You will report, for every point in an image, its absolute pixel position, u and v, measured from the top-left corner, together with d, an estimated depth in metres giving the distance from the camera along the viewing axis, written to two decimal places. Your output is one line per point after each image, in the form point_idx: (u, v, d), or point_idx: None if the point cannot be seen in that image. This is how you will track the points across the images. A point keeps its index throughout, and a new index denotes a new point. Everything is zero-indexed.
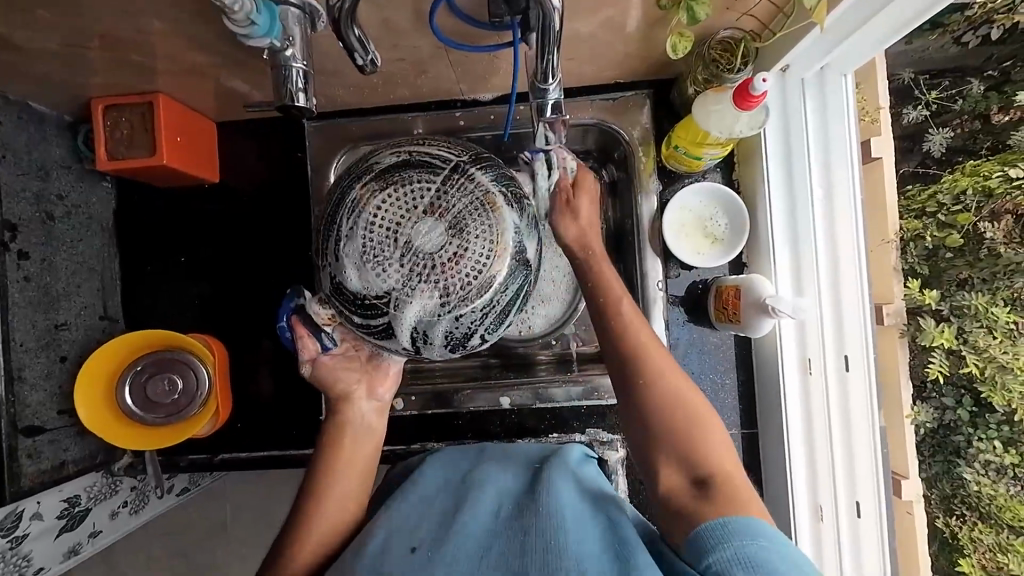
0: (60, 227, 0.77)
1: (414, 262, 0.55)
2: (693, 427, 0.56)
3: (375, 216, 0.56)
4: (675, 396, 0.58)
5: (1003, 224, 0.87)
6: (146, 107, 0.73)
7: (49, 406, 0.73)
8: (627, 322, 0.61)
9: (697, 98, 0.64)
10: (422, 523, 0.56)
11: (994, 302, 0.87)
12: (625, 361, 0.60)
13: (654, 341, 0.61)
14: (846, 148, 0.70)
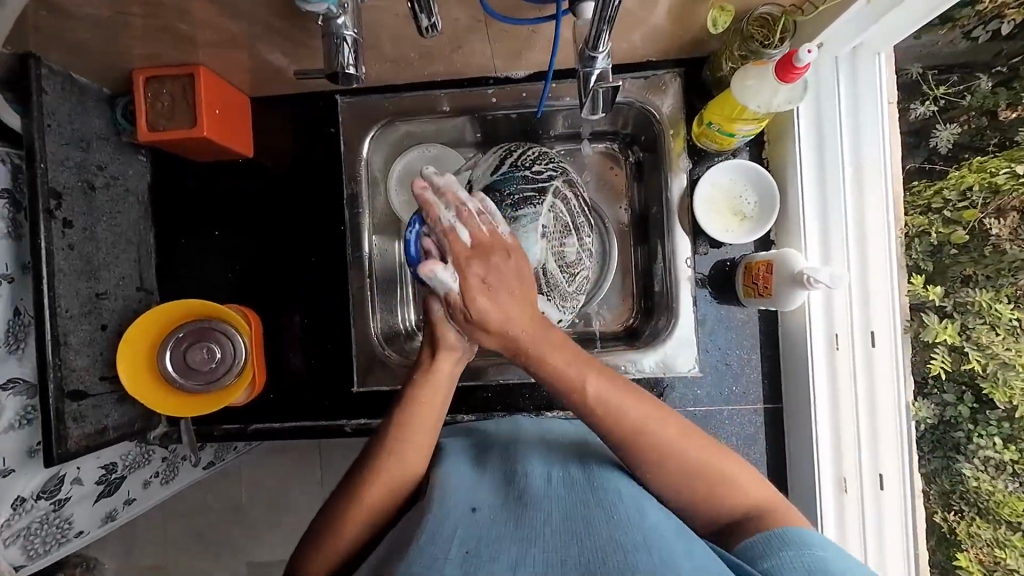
0: (100, 198, 0.78)
1: (563, 257, 0.75)
2: (699, 468, 0.55)
3: (561, 208, 0.76)
4: (667, 439, 0.55)
5: (1008, 221, 0.87)
6: (188, 79, 0.74)
7: (92, 371, 0.75)
8: (610, 407, 0.55)
9: (736, 72, 0.65)
10: (477, 489, 0.57)
11: (997, 299, 0.88)
12: (623, 445, 0.56)
13: (646, 415, 0.55)
14: (879, 124, 0.71)
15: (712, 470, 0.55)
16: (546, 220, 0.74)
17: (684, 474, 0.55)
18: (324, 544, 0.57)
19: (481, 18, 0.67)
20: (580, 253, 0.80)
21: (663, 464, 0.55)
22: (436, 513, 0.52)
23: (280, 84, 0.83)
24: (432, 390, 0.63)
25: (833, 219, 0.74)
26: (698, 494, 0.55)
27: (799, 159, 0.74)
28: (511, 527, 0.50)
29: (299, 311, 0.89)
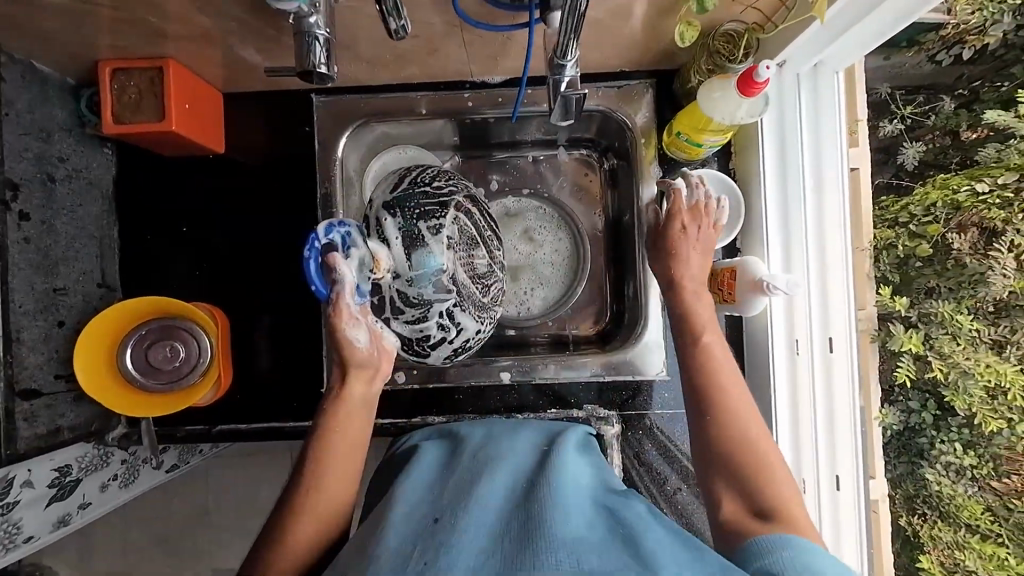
0: (61, 190, 0.76)
1: (473, 276, 0.73)
2: (748, 445, 0.58)
3: (467, 225, 0.73)
4: (739, 404, 0.61)
5: (969, 236, 0.89)
6: (156, 73, 0.73)
7: (46, 369, 0.72)
8: (716, 365, 0.64)
9: (702, 85, 0.67)
10: (439, 495, 0.56)
11: (959, 310, 0.89)
12: (698, 397, 0.63)
13: (740, 396, 0.62)
14: (835, 144, 0.75)
15: (761, 454, 0.58)
16: (451, 232, 0.70)
17: (731, 439, 0.59)
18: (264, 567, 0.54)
19: (457, 23, 0.68)
20: (494, 264, 0.79)
21: (718, 417, 0.60)
22: (389, 525, 0.51)
23: (254, 81, 0.82)
24: (360, 398, 0.64)
25: (794, 228, 0.76)
26: (738, 467, 0.57)
27: (763, 170, 0.77)
28: (463, 524, 0.50)
29: (268, 311, 0.88)
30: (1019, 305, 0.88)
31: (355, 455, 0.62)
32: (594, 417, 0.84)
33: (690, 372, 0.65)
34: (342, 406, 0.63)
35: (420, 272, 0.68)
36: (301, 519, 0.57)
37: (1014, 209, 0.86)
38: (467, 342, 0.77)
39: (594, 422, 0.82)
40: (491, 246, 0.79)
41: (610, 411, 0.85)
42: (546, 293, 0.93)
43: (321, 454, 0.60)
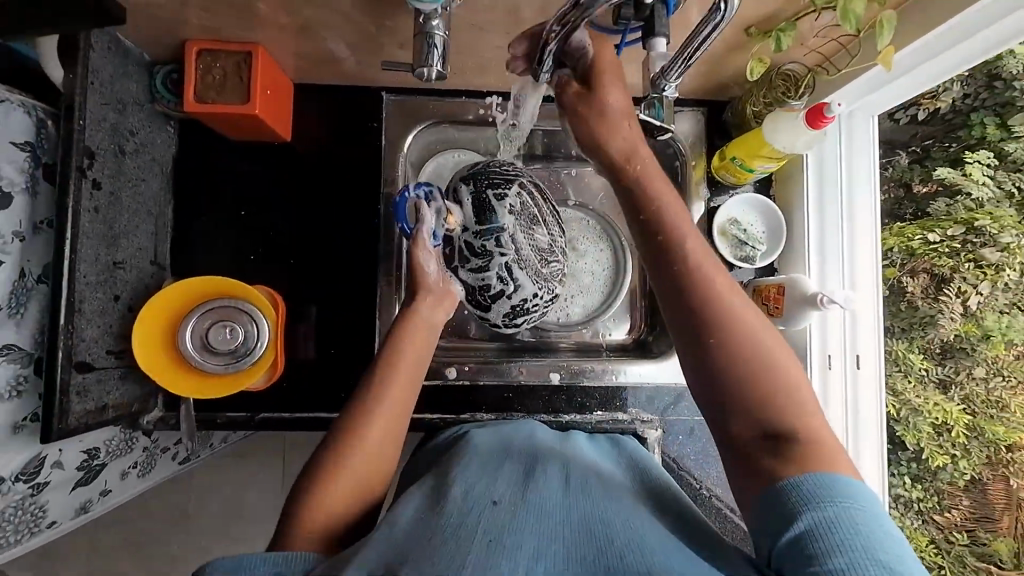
0: (129, 163, 0.75)
1: (532, 244, 0.78)
2: (767, 365, 0.52)
3: (529, 203, 0.78)
4: (754, 324, 0.53)
5: (920, 281, 0.93)
6: (244, 57, 0.74)
7: (100, 344, 0.70)
8: (705, 277, 0.54)
9: (767, 115, 0.74)
10: (497, 483, 0.59)
11: (911, 349, 0.93)
12: (696, 322, 0.54)
13: (744, 308, 0.53)
14: (867, 175, 0.83)
15: (778, 377, 0.51)
16: (514, 203, 0.77)
17: (745, 362, 0.51)
18: (315, 508, 0.55)
19: (548, 38, 0.71)
20: (557, 246, 0.82)
21: (727, 340, 0.52)
22: (456, 508, 0.54)
23: (331, 74, 0.84)
24: (411, 355, 0.66)
25: (830, 252, 0.83)
26: (755, 393, 0.51)
27: (806, 197, 0.84)
28: (534, 512, 0.54)
29: (316, 299, 0.87)
30: (964, 349, 0.94)
31: (403, 411, 0.63)
32: (639, 420, 0.87)
33: (686, 298, 0.54)
34: (397, 362, 0.65)
35: (486, 227, 0.76)
36: (351, 463, 0.58)
37: (963, 257, 0.94)
38: (524, 303, 0.80)
39: (640, 426, 0.85)
40: (557, 230, 0.82)
41: (652, 415, 0.88)
42: (586, 303, 0.95)
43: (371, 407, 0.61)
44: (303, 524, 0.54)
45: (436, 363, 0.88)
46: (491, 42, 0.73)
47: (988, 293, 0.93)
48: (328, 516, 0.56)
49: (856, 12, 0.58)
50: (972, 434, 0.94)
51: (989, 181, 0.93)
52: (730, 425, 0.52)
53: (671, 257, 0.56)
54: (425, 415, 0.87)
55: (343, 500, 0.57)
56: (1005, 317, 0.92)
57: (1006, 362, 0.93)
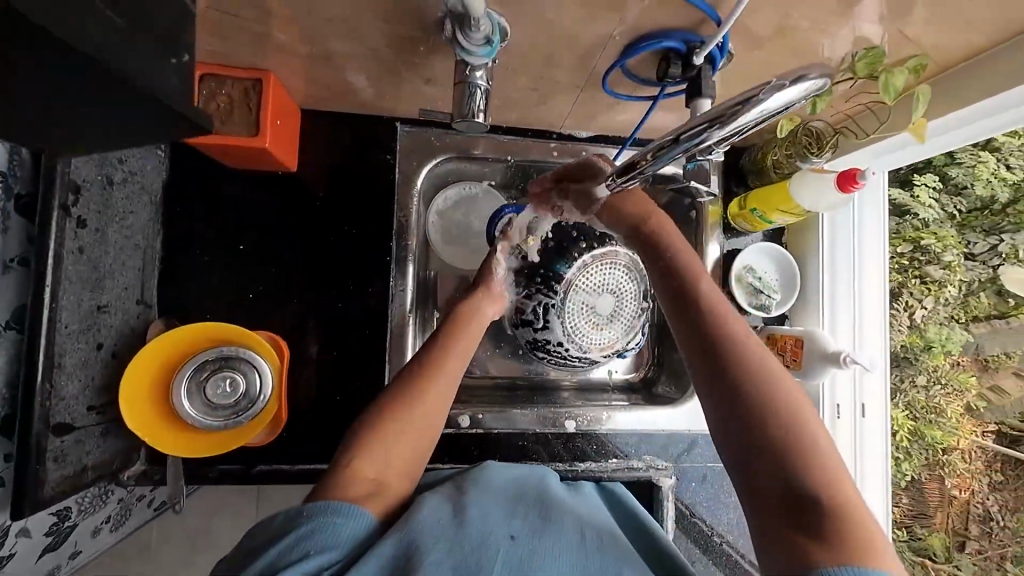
0: (116, 194, 0.67)
1: (586, 302, 0.78)
2: (797, 424, 0.52)
3: (610, 265, 0.79)
4: (786, 386, 0.54)
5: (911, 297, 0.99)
6: (253, 85, 0.68)
7: (80, 401, 0.62)
8: (730, 330, 0.59)
9: (796, 174, 0.75)
10: (513, 521, 0.58)
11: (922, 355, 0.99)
12: (721, 366, 0.56)
13: (768, 363, 0.56)
14: (877, 231, 0.83)
15: (803, 435, 0.51)
16: (591, 262, 0.78)
17: (769, 415, 0.52)
18: (365, 461, 0.58)
19: (583, 84, 0.69)
20: (614, 321, 0.80)
21: (752, 393, 0.54)
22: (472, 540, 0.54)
23: (344, 103, 0.79)
24: (463, 339, 0.70)
25: (841, 305, 0.85)
26: (780, 448, 0.50)
27: (822, 251, 0.84)
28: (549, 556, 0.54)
29: (319, 340, 0.81)
30: (909, 359, 0.99)
31: (451, 386, 0.66)
32: (653, 468, 0.85)
33: (713, 343, 0.58)
34: (450, 342, 0.69)
35: (552, 267, 0.78)
36: (404, 427, 0.61)
37: (909, 274, 0.98)
38: (547, 343, 0.81)
39: (655, 474, 0.83)
40: (625, 306, 0.80)
41: (665, 461, 0.87)
42: None
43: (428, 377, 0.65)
44: (351, 473, 0.56)
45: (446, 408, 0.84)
46: (523, 84, 0.70)
47: (931, 306, 0.99)
48: (374, 469, 0.58)
49: (896, 85, 0.60)
50: (914, 437, 0.99)
51: (934, 206, 0.97)
52: (751, 476, 0.51)
53: (698, 311, 0.62)
54: (434, 464, 0.82)
55: (392, 462, 0.59)
56: (943, 329, 0.98)
57: (942, 369, 0.99)
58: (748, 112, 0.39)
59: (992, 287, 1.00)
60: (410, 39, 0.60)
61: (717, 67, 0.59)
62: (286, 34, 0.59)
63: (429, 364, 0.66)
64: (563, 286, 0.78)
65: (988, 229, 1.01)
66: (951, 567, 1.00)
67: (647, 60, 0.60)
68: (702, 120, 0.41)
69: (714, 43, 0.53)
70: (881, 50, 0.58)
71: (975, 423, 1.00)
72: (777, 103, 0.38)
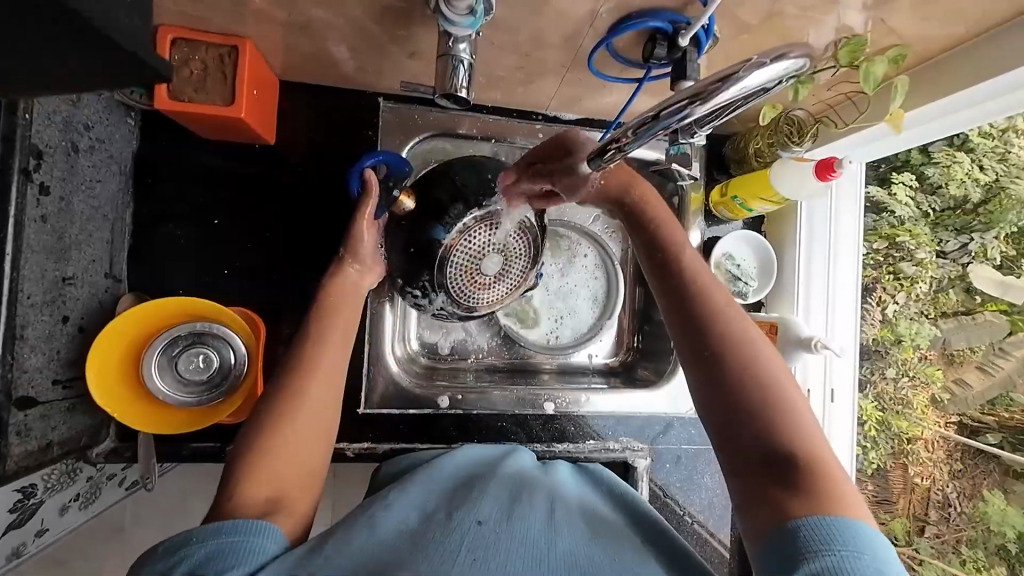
0: (82, 162, 0.64)
1: (471, 270, 0.69)
2: (774, 388, 0.52)
3: (489, 227, 0.68)
4: (765, 350, 0.54)
5: (895, 293, 1.01)
6: (228, 52, 0.65)
7: (45, 375, 0.60)
8: (711, 300, 0.57)
9: (776, 162, 0.76)
10: (487, 504, 0.57)
11: (899, 348, 1.01)
12: (702, 338, 0.55)
13: (749, 332, 0.55)
14: (851, 222, 0.86)
15: (784, 400, 0.51)
16: (477, 224, 0.67)
17: (749, 383, 0.52)
18: (250, 479, 0.52)
19: (569, 65, 0.69)
20: (502, 286, 0.72)
21: (733, 360, 0.53)
22: (439, 530, 0.51)
23: (325, 75, 0.77)
24: (338, 333, 0.65)
25: (815, 294, 0.86)
26: (760, 413, 0.51)
27: (799, 241, 0.86)
28: (521, 534, 0.52)
29: (297, 317, 0.80)
30: (878, 353, 1.00)
31: (331, 386, 0.62)
32: (629, 449, 0.88)
33: (695, 315, 0.57)
34: (324, 338, 0.64)
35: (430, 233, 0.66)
36: (286, 434, 0.56)
37: (884, 269, 1.00)
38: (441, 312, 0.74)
39: (630, 455, 0.87)
40: (519, 271, 0.72)
41: (642, 444, 0.89)
42: (574, 325, 0.94)
43: (297, 379, 0.60)
44: (243, 495, 0.51)
45: (426, 390, 0.84)
46: (509, 62, 0.69)
47: (902, 302, 1.01)
48: (267, 486, 0.53)
49: (875, 74, 0.61)
50: (882, 428, 1.02)
51: (909, 203, 0.99)
52: (734, 444, 0.51)
53: (678, 279, 0.60)
54: (413, 445, 0.83)
55: (281, 473, 0.54)
56: (913, 324, 1.01)
57: (912, 364, 1.02)
58: (727, 89, 0.38)
59: (960, 284, 1.05)
60: (395, 10, 0.58)
61: (703, 50, 0.59)
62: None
63: (302, 367, 0.61)
64: (452, 253, 0.67)
65: (959, 228, 1.05)
66: (911, 549, 1.05)
67: (633, 41, 0.60)
68: (682, 95, 0.40)
69: (699, 25, 0.53)
70: (863, 38, 0.59)
71: (939, 416, 1.07)
72: (756, 80, 0.38)
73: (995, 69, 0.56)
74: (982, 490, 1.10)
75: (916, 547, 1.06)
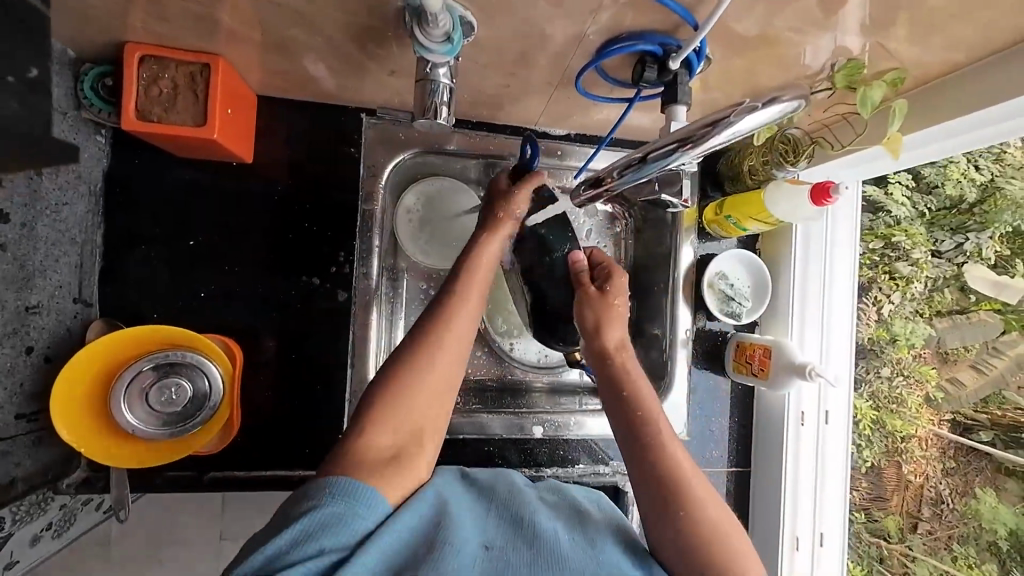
0: (46, 185, 0.62)
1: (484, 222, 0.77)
2: (724, 549, 0.54)
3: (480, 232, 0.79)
4: (712, 507, 0.56)
5: (890, 292, 0.96)
6: (199, 70, 0.62)
7: (7, 410, 0.58)
8: (668, 446, 0.60)
9: (771, 183, 0.74)
10: (491, 525, 0.55)
11: (897, 348, 0.96)
12: (661, 486, 0.57)
13: (701, 483, 0.58)
14: (848, 242, 0.83)
15: (732, 557, 0.54)
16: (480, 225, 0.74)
17: (701, 539, 0.54)
18: (374, 439, 0.53)
19: (557, 84, 0.66)
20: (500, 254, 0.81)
21: (682, 517, 0.55)
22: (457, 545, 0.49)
23: (304, 92, 0.74)
24: (447, 353, 0.58)
25: (811, 315, 0.84)
26: (710, 569, 0.53)
27: (794, 262, 0.84)
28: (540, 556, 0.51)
29: (277, 340, 0.77)
30: (874, 351, 0.96)
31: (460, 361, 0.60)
32: (620, 473, 0.87)
33: (651, 464, 0.59)
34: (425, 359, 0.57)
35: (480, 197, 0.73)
36: (410, 404, 0.55)
37: (879, 270, 0.96)
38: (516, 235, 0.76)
39: (620, 480, 0.86)
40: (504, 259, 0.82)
41: None
42: None
43: (430, 355, 0.57)
44: (367, 444, 0.52)
45: None
46: (495, 80, 0.66)
47: (898, 301, 0.96)
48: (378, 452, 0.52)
49: (873, 99, 0.59)
50: (875, 427, 0.97)
51: (906, 203, 0.94)
52: None
53: (637, 424, 0.62)
54: None
55: (392, 446, 0.54)
56: (909, 323, 0.96)
57: (908, 364, 0.97)
58: (716, 135, 0.37)
59: (955, 283, 0.96)
60: (372, 29, 0.55)
61: (694, 73, 0.56)
62: (234, 19, 0.55)
63: (431, 338, 0.59)
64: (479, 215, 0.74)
65: (956, 226, 0.95)
66: (904, 547, 0.98)
67: (621, 62, 0.57)
68: (673, 139, 0.39)
69: (690, 49, 0.51)
70: (859, 62, 0.57)
71: (932, 413, 0.97)
72: (748, 125, 0.37)
73: (995, 99, 0.54)
74: (973, 487, 0.98)
75: (908, 545, 0.98)
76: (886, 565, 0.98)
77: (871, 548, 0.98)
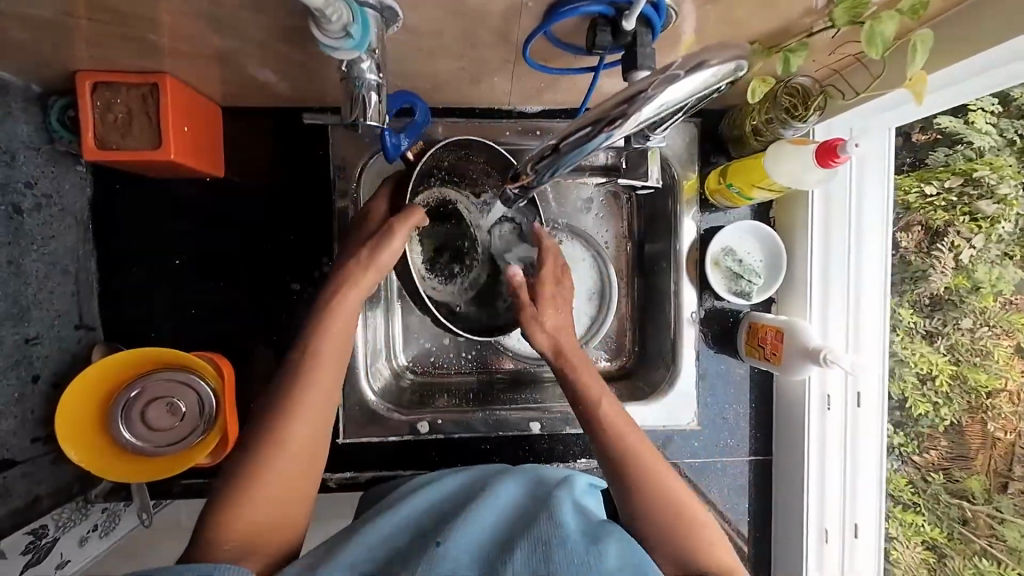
0: (29, 222, 0.64)
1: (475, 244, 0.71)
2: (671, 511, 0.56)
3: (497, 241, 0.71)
4: (651, 464, 0.59)
5: (982, 237, 0.75)
6: (150, 90, 0.62)
7: (21, 434, 0.63)
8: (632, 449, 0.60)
9: (771, 145, 0.65)
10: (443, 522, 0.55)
11: (994, 303, 0.76)
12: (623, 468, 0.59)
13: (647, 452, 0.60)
14: (875, 203, 0.73)
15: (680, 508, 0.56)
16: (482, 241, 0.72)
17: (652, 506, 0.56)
18: (235, 516, 0.51)
19: (513, 60, 0.60)
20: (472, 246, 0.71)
21: (656, 513, 0.56)
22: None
23: (266, 98, 0.72)
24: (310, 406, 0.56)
25: (840, 286, 0.74)
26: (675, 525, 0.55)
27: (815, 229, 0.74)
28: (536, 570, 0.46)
29: (271, 349, 0.78)
30: (951, 302, 0.77)
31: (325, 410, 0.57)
32: None
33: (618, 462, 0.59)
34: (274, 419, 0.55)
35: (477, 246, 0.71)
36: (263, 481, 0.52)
37: (957, 211, 0.76)
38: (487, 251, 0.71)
39: None
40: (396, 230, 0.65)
41: None
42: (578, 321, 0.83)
43: (286, 426, 0.54)
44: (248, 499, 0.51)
45: (406, 415, 0.79)
46: (446, 65, 0.61)
47: (980, 246, 0.76)
48: (256, 519, 0.51)
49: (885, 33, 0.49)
50: (954, 382, 0.78)
51: (992, 130, 0.72)
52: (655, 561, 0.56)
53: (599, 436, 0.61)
54: (397, 472, 0.81)
55: (266, 522, 0.52)
56: (995, 269, 0.75)
57: (997, 314, 0.76)
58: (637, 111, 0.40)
59: None
60: (297, 29, 0.52)
61: (658, 30, 0.49)
62: (163, 37, 0.53)
63: (282, 407, 0.55)
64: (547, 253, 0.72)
65: None
66: (991, 509, 0.78)
67: (572, 27, 0.51)
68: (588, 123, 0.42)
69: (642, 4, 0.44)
70: None
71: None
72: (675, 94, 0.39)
73: None
74: None
75: (996, 507, 0.78)
76: (969, 529, 0.79)
77: (949, 509, 0.80)
